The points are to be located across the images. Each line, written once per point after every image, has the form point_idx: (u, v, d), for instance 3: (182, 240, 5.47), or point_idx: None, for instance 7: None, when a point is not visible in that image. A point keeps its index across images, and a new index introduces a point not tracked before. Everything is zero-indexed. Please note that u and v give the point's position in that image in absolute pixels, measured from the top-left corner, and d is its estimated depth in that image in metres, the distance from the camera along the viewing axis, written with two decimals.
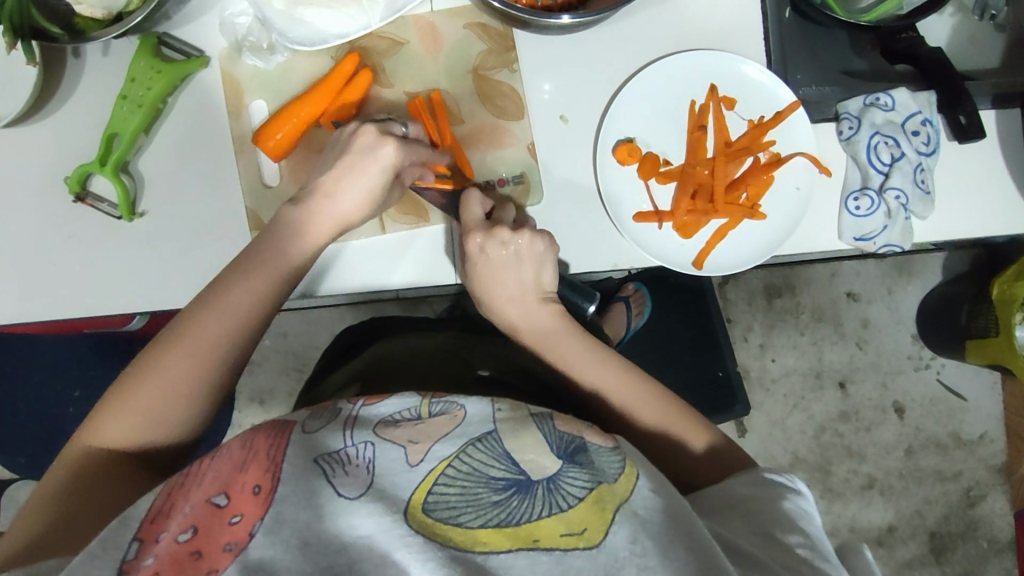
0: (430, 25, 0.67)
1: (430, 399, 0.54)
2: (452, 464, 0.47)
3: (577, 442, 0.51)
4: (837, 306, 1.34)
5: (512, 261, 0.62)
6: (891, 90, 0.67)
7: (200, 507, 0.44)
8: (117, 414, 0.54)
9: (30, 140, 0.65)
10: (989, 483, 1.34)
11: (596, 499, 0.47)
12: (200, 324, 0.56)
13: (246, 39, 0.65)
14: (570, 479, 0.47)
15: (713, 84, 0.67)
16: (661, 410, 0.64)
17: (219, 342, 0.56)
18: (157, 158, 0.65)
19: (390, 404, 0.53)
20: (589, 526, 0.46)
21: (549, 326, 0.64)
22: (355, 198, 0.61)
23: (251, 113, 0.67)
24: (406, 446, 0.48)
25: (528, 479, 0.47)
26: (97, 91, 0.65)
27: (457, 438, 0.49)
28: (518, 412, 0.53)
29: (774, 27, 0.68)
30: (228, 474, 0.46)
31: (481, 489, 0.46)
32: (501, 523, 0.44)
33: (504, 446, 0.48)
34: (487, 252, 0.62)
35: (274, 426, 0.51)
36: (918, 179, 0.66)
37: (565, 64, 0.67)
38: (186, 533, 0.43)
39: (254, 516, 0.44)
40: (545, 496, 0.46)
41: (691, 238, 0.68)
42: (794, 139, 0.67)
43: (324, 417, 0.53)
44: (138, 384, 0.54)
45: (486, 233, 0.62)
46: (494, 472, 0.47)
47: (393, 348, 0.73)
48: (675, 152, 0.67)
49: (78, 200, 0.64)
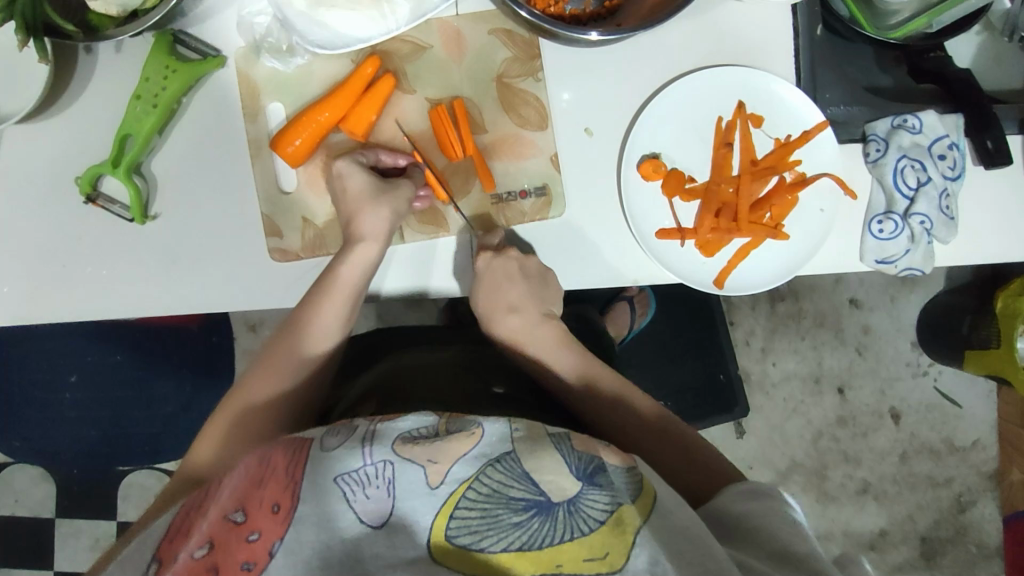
0: (454, 30, 0.65)
1: (448, 420, 0.53)
2: (473, 487, 0.46)
3: (596, 461, 0.50)
4: (839, 312, 1.35)
5: (511, 279, 0.64)
6: (919, 113, 0.67)
7: (217, 523, 0.45)
8: (210, 433, 0.60)
9: (41, 139, 0.63)
10: (980, 489, 1.36)
11: (617, 521, 0.45)
12: (275, 349, 0.63)
13: (265, 40, 0.63)
14: (591, 502, 0.46)
15: (742, 101, 0.66)
16: (667, 433, 0.65)
17: (299, 356, 0.63)
18: (171, 160, 0.64)
19: (407, 421, 0.53)
20: (611, 549, 0.44)
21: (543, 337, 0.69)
22: (370, 237, 0.62)
23: (267, 116, 0.65)
24: (426, 466, 0.47)
25: (549, 499, 0.46)
26: (109, 89, 0.63)
27: (473, 459, 0.48)
28: (534, 433, 0.52)
29: (806, 44, 0.67)
30: (245, 490, 0.46)
31: (501, 511, 0.45)
32: (523, 547, 0.44)
33: (523, 467, 0.48)
34: (490, 268, 0.63)
35: (291, 443, 0.52)
36: (943, 205, 0.66)
37: (591, 74, 0.65)
38: (203, 549, 0.44)
39: (273, 535, 0.44)
40: (566, 519, 0.45)
41: (713, 256, 0.67)
42: (820, 160, 0.66)
43: (341, 433, 0.52)
44: (230, 402, 0.62)
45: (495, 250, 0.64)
46: (513, 493, 0.46)
47: (407, 362, 0.70)
48: (701, 169, 0.66)
49: (89, 201, 0.62)
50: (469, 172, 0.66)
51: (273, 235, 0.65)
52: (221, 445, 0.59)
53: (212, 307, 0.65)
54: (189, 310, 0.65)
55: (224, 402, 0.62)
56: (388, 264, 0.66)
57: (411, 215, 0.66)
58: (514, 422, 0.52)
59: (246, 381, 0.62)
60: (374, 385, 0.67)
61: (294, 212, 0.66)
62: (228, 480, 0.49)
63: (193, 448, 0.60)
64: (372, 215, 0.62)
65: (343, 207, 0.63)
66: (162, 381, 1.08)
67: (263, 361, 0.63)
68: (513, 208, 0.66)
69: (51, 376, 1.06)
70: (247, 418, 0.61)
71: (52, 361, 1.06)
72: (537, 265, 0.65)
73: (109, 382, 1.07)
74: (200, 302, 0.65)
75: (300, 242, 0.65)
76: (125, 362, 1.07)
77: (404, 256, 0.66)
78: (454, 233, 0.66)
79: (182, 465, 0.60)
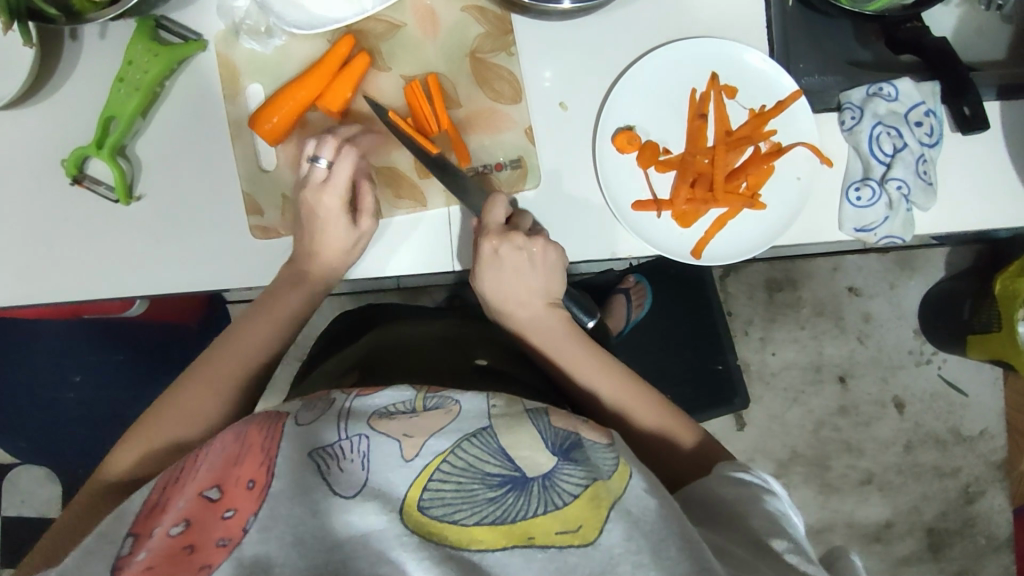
0: (428, 8, 0.66)
1: (425, 394, 0.50)
2: (448, 460, 0.43)
3: (573, 439, 0.47)
4: (839, 301, 1.33)
5: (521, 269, 0.63)
6: (895, 80, 0.66)
7: (192, 500, 0.41)
8: (192, 383, 0.57)
9: (29, 124, 0.65)
10: (989, 479, 1.33)
11: (592, 496, 0.43)
12: (270, 299, 0.63)
13: (244, 22, 0.64)
14: (566, 476, 0.43)
15: (715, 73, 0.66)
16: (658, 411, 0.63)
17: (294, 307, 0.63)
18: (155, 142, 0.65)
19: (382, 397, 0.49)
20: (584, 522, 0.42)
21: (554, 331, 0.65)
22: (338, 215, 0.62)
23: (247, 97, 0.66)
24: (401, 440, 0.44)
25: (524, 475, 0.43)
26: (94, 75, 0.65)
27: (451, 433, 0.45)
28: (513, 408, 0.48)
29: (778, 14, 0.68)
30: (221, 467, 0.43)
31: (476, 486, 0.42)
32: (497, 521, 0.41)
33: (500, 441, 0.45)
34: (501, 254, 0.62)
35: (266, 418, 0.47)
36: (921, 170, 0.65)
37: (566, 49, 0.66)
38: (178, 527, 0.40)
39: (248, 512, 0.41)
40: (540, 493, 0.42)
41: (690, 227, 0.67)
42: (796, 128, 0.66)
43: (316, 407, 0.49)
44: (219, 348, 0.60)
45: (500, 237, 0.62)
46: (489, 468, 0.43)
47: (393, 336, 0.71)
48: (675, 140, 0.67)
49: (75, 182, 0.64)
50: (444, 146, 0.67)
51: (254, 212, 0.66)
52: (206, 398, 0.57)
53: (197, 286, 0.66)
54: (174, 290, 0.66)
55: (214, 350, 0.60)
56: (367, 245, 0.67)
57: (386, 189, 0.66)
58: (491, 397, 0.49)
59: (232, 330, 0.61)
60: (361, 358, 0.67)
61: (275, 189, 0.67)
62: (204, 455, 0.45)
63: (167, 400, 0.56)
64: (330, 197, 0.62)
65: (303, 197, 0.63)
66: (160, 375, 1.09)
67: (257, 309, 0.62)
68: (489, 181, 0.67)
69: (53, 373, 1.08)
70: (234, 369, 0.59)
71: (53, 356, 1.08)
72: (543, 248, 0.63)
73: (110, 377, 1.08)
74: (184, 281, 0.66)
75: (280, 219, 0.66)
76: (126, 359, 1.09)
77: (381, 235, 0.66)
78: (432, 208, 0.66)
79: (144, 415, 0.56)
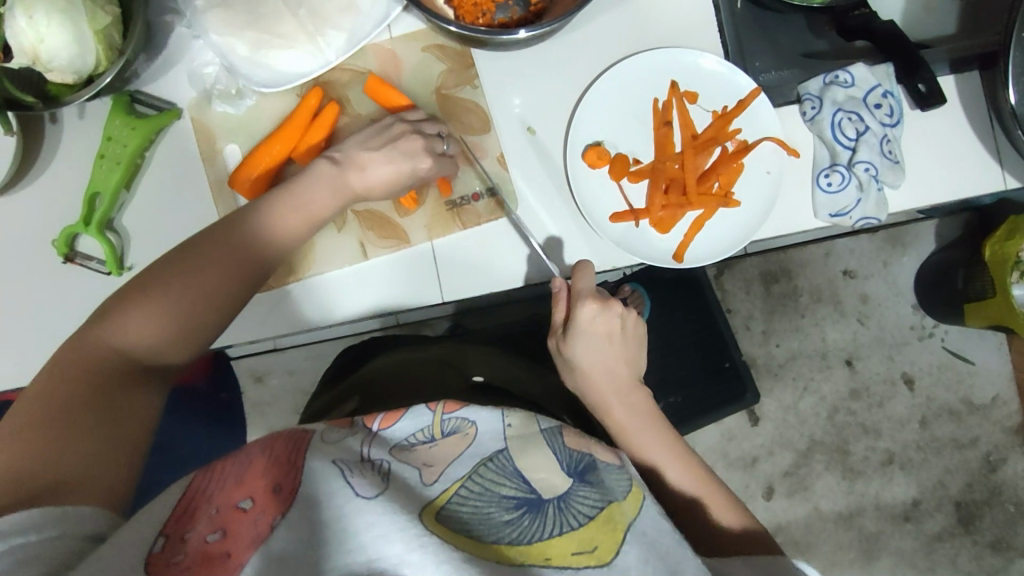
0: (391, 54, 0.69)
1: (442, 417, 0.51)
2: (465, 484, 0.44)
3: (587, 461, 0.50)
4: (835, 285, 1.34)
5: (612, 337, 0.64)
6: (849, 67, 0.68)
7: (227, 509, 0.41)
8: (215, 256, 0.57)
9: (19, 207, 0.66)
10: (1008, 445, 1.33)
11: (608, 518, 0.45)
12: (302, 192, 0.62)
13: (215, 87, 0.67)
14: (581, 498, 0.45)
15: (674, 80, 0.68)
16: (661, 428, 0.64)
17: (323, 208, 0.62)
18: (140, 213, 0.67)
19: (404, 425, 0.50)
20: (600, 544, 0.43)
21: (635, 409, 0.64)
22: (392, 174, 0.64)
23: (225, 158, 0.68)
24: (421, 468, 0.45)
25: (539, 497, 0.44)
26: (78, 152, 0.67)
27: (468, 460, 0.46)
28: (528, 429, 0.50)
29: (728, 19, 0.70)
30: (248, 478, 0.43)
31: (492, 509, 0.43)
32: (513, 541, 0.41)
33: (516, 464, 0.46)
34: (594, 321, 0.62)
35: (291, 434, 0.48)
36: (885, 150, 0.67)
37: (530, 76, 0.68)
38: (215, 535, 0.39)
39: (277, 513, 0.40)
40: (556, 514, 0.43)
41: (669, 233, 0.69)
42: (759, 125, 0.68)
43: (341, 430, 0.49)
44: (246, 225, 0.59)
45: (601, 304, 0.62)
46: (504, 491, 0.44)
47: (392, 362, 0.73)
48: (644, 150, 0.69)
49: (67, 260, 0.66)
50: None
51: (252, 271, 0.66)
52: (223, 275, 0.57)
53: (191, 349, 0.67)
54: None
55: (237, 227, 0.59)
56: (365, 284, 0.67)
57: (370, 231, 0.68)
58: (506, 417, 0.51)
59: (278, 213, 0.60)
60: (364, 388, 0.70)
61: None
62: (231, 464, 0.44)
63: (192, 266, 0.56)
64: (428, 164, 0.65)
65: (390, 143, 0.64)
66: None
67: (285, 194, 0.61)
68: (468, 212, 0.68)
69: None
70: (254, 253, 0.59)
71: None
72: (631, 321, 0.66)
73: None
74: None
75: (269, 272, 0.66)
76: None
77: (367, 272, 0.67)
78: (416, 244, 0.67)
79: (153, 279, 0.56)
